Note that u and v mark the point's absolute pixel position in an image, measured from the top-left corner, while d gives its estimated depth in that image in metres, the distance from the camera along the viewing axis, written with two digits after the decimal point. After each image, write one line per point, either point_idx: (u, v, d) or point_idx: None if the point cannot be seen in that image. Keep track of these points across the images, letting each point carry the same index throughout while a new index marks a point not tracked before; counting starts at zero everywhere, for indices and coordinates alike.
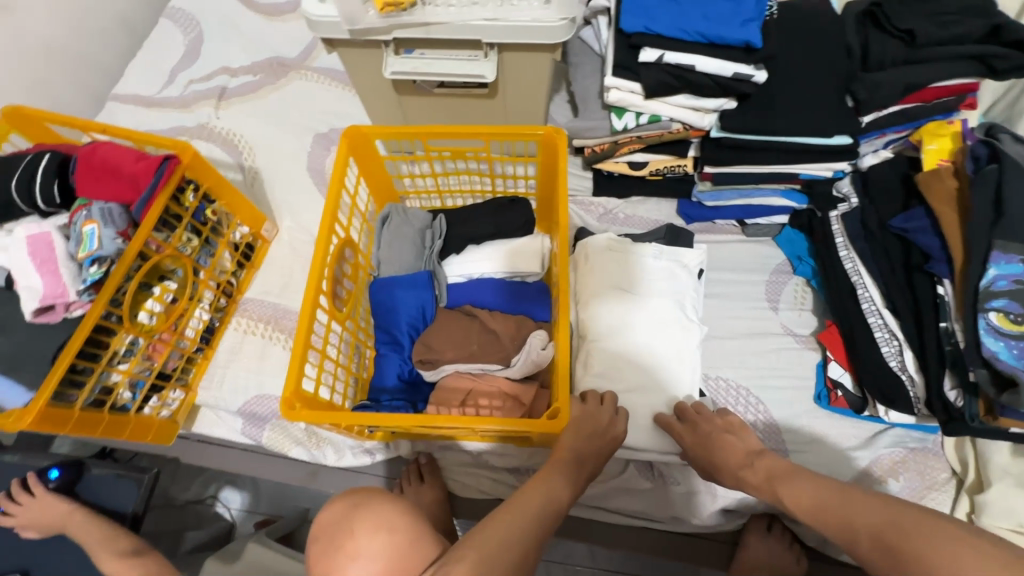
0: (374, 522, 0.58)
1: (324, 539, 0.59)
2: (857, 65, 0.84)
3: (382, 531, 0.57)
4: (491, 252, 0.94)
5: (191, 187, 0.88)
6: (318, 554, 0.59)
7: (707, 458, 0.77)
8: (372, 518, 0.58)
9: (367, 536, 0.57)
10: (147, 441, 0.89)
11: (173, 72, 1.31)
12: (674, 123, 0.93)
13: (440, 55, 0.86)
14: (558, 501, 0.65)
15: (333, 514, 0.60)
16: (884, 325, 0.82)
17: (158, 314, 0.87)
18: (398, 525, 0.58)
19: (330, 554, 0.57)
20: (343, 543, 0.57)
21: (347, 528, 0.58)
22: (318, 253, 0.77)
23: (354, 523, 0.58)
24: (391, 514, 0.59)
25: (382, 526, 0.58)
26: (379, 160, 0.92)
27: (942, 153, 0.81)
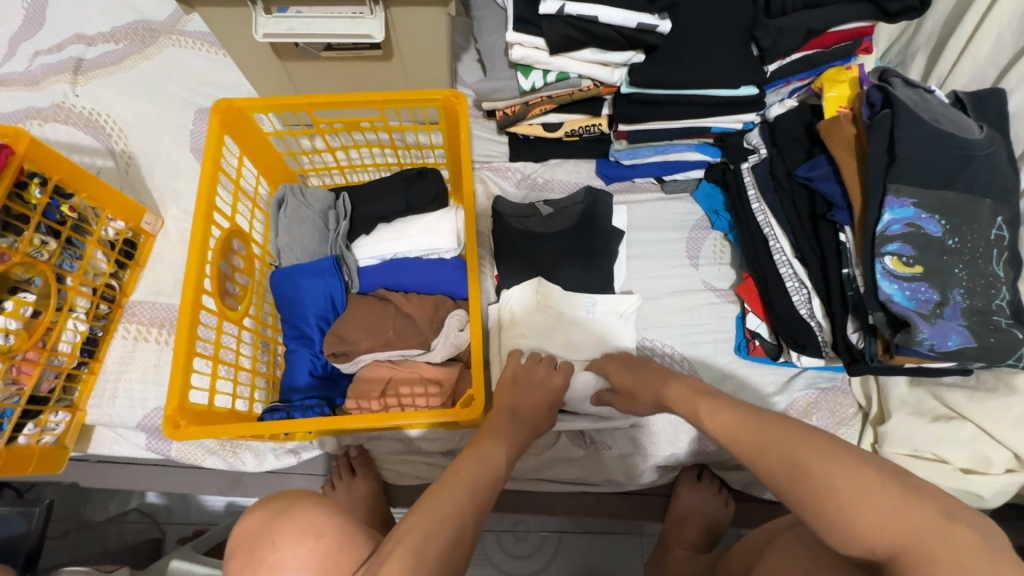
0: (300, 529, 0.52)
1: (241, 551, 0.53)
2: (761, 11, 0.82)
3: (309, 539, 0.51)
4: (403, 229, 0.86)
5: (35, 181, 0.76)
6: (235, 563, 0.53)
7: (633, 382, 0.76)
8: (297, 527, 0.52)
9: (292, 547, 0.51)
10: (27, 471, 0.79)
11: (14, 43, 1.12)
12: (584, 80, 0.89)
13: (319, 12, 0.76)
14: (499, 461, 0.62)
15: (252, 524, 0.54)
16: (795, 274, 0.84)
17: (16, 332, 0.76)
18: (326, 529, 0.53)
19: (249, 565, 0.51)
20: (264, 556, 0.51)
21: (268, 535, 0.52)
22: (194, 249, 0.70)
23: (275, 532, 0.52)
24: (319, 519, 0.53)
25: (308, 532, 0.52)
26: (264, 137, 0.82)
27: (842, 100, 0.81)
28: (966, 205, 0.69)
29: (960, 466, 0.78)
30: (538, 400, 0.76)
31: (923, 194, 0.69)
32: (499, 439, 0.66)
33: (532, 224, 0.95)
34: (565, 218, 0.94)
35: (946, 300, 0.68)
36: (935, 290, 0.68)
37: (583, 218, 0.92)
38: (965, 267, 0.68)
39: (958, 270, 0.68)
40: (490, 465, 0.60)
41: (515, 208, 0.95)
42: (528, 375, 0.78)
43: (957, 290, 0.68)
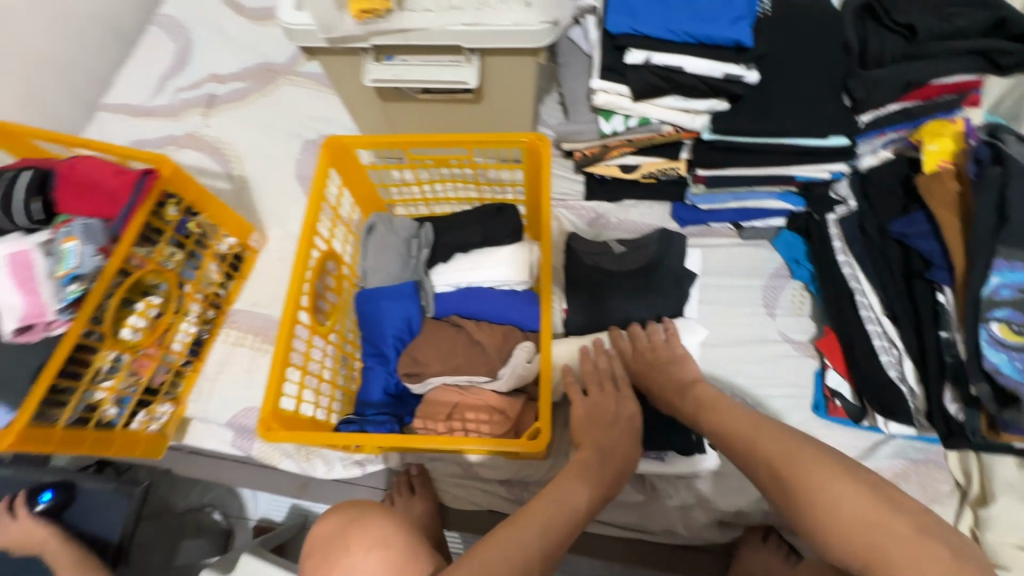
0: (368, 537, 0.59)
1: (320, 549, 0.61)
2: (855, 62, 0.81)
3: (378, 547, 0.58)
4: (479, 260, 0.90)
5: (173, 200, 0.88)
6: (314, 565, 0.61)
7: (653, 383, 0.81)
8: (368, 533, 0.59)
9: (363, 551, 0.58)
10: (135, 456, 0.88)
11: (162, 80, 1.30)
12: (665, 126, 0.91)
13: (422, 61, 0.84)
14: (576, 504, 0.62)
15: (331, 527, 0.62)
16: (884, 333, 0.79)
17: (143, 329, 0.86)
18: (393, 541, 0.58)
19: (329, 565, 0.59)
20: (339, 558, 0.58)
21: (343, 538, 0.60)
22: (296, 268, 0.76)
23: (350, 537, 0.60)
24: (387, 528, 0.60)
25: (378, 540, 0.59)
26: (362, 170, 0.89)
27: (944, 154, 0.76)
28: None
29: None
30: (615, 429, 0.77)
31: None
32: (579, 478, 0.66)
33: (604, 262, 0.96)
34: (636, 258, 0.94)
35: None
36: None
37: (655, 261, 0.93)
38: None
39: None
40: (568, 508, 0.61)
41: (587, 246, 0.98)
42: (597, 408, 0.80)
43: None
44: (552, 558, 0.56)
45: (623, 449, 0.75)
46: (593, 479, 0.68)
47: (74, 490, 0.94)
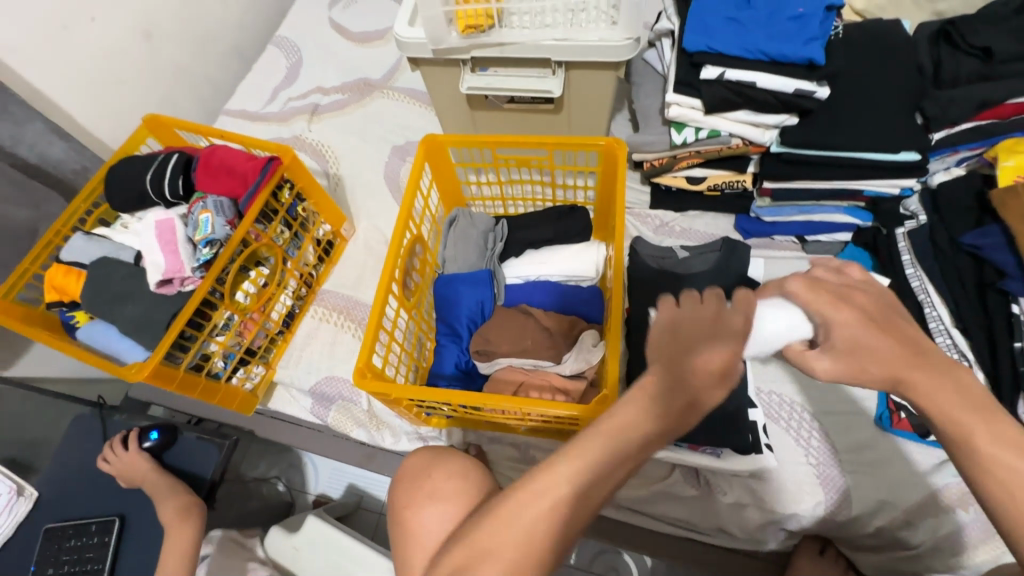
0: (450, 470, 0.70)
1: (408, 482, 0.71)
2: (928, 83, 0.85)
3: (456, 477, 0.69)
4: (548, 256, 1.01)
5: (287, 185, 0.99)
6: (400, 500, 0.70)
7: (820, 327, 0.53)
8: (447, 468, 0.70)
9: (443, 479, 0.69)
10: (233, 408, 0.99)
11: (275, 91, 1.48)
12: (734, 139, 0.96)
13: (512, 72, 0.94)
14: (628, 439, 0.49)
15: (415, 462, 0.74)
16: (954, 344, 0.79)
17: (252, 294, 0.98)
18: (468, 474, 0.69)
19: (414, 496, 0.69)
20: (423, 484, 0.69)
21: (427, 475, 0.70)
22: (392, 245, 0.85)
23: (432, 469, 0.71)
24: (461, 466, 0.71)
25: (455, 474, 0.70)
26: (451, 167, 0.99)
27: (1021, 170, 0.77)
28: None
29: None
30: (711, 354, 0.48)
31: None
32: (639, 414, 0.50)
33: (667, 265, 1.02)
34: (700, 263, 1.00)
35: None
36: None
37: (718, 266, 0.97)
38: None
39: None
40: (616, 446, 0.49)
41: (653, 249, 1.04)
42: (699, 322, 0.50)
43: None
44: (592, 501, 0.50)
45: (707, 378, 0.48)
46: (659, 411, 0.49)
47: (179, 438, 1.07)
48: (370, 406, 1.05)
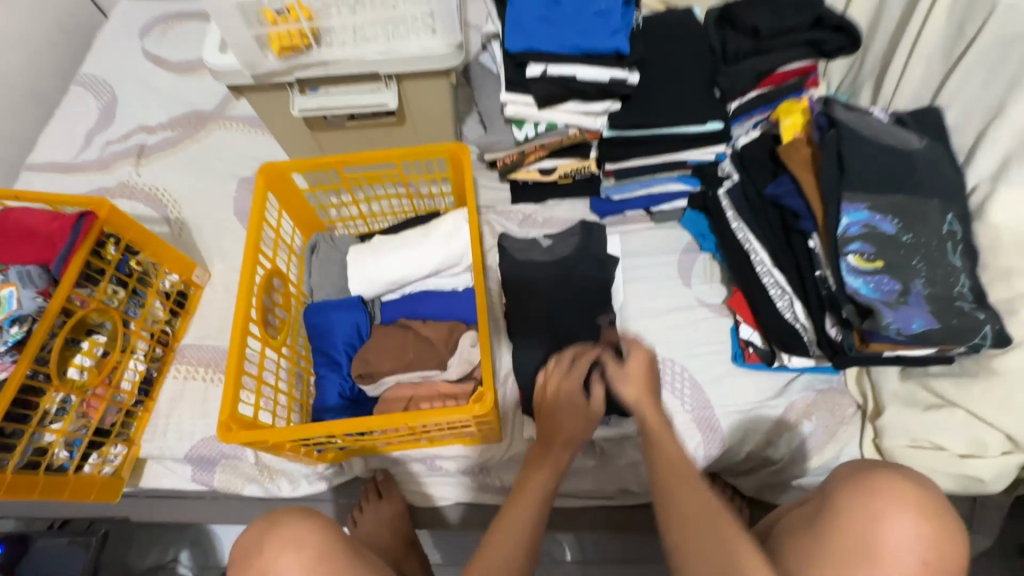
0: (285, 538, 0.65)
1: (240, 566, 0.66)
2: (719, 60, 0.96)
3: (290, 550, 0.64)
4: (405, 263, 0.95)
5: (111, 240, 0.89)
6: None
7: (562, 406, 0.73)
8: (283, 537, 0.65)
9: (281, 551, 0.64)
10: (89, 500, 0.87)
11: (89, 136, 1.31)
12: (570, 129, 1.02)
13: (344, 89, 0.92)
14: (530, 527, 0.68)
15: (250, 537, 0.67)
16: (777, 282, 0.92)
17: (89, 368, 0.87)
18: (306, 541, 0.64)
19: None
20: (256, 557, 0.65)
21: (259, 551, 0.65)
22: (242, 284, 0.80)
23: (267, 539, 0.65)
24: (303, 529, 0.66)
25: (290, 543, 0.64)
26: (299, 192, 0.95)
27: (797, 127, 0.91)
28: (916, 205, 0.77)
29: (958, 452, 0.80)
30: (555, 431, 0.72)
31: (875, 198, 0.78)
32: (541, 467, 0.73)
33: (535, 256, 1.04)
34: (564, 248, 1.04)
35: (909, 289, 0.74)
36: (896, 280, 0.75)
37: (580, 250, 1.02)
38: (922, 259, 0.75)
39: (916, 262, 0.75)
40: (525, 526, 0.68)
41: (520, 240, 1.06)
42: (564, 394, 0.73)
43: (918, 280, 0.74)
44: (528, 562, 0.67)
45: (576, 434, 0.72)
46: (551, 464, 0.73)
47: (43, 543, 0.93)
48: (257, 457, 0.97)
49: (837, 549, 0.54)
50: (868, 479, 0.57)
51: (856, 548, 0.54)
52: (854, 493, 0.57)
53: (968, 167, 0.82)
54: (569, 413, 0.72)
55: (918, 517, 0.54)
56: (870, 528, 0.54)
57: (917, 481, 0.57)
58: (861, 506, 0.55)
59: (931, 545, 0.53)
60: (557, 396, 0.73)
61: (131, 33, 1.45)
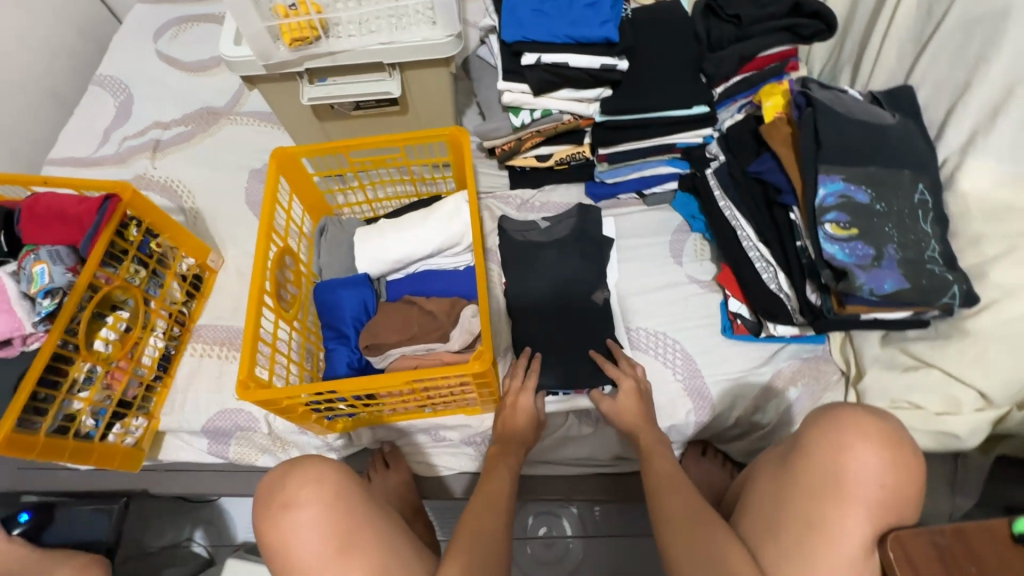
0: (304, 476, 0.72)
1: (262, 505, 0.72)
2: (704, 47, 1.02)
3: (310, 484, 0.71)
4: (408, 242, 1.00)
5: (134, 222, 0.95)
6: (261, 530, 0.70)
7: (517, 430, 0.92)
8: (303, 475, 0.72)
9: (301, 487, 0.71)
10: (113, 467, 0.93)
11: (107, 132, 1.38)
12: (565, 115, 1.08)
13: (351, 79, 0.98)
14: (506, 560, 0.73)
15: (272, 477, 0.74)
16: (762, 256, 0.97)
17: (114, 341, 0.93)
18: (325, 478, 0.72)
19: (275, 526, 0.70)
20: (277, 495, 0.71)
21: (283, 486, 0.72)
22: (258, 258, 0.86)
23: (288, 478, 0.72)
24: (321, 470, 0.73)
25: (310, 479, 0.72)
26: (309, 176, 1.02)
27: (778, 108, 0.95)
28: (887, 176, 0.83)
29: (934, 410, 0.84)
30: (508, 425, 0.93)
31: (849, 170, 0.83)
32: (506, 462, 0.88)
33: (533, 237, 1.10)
34: (562, 231, 1.09)
35: (882, 254, 0.79)
36: (870, 246, 0.80)
37: (578, 231, 1.07)
38: (894, 226, 0.81)
39: (888, 229, 0.80)
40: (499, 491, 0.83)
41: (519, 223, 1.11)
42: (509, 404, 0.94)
43: (890, 245, 0.80)
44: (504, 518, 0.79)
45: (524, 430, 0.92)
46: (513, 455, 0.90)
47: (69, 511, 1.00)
48: (270, 428, 1.01)
49: (806, 485, 0.62)
50: (834, 418, 0.63)
51: (823, 481, 0.60)
52: (821, 432, 0.63)
53: (939, 141, 0.86)
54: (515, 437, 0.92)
55: (877, 446, 0.60)
56: (835, 462, 0.60)
57: (876, 416, 0.63)
58: (827, 443, 0.61)
59: (890, 471, 0.59)
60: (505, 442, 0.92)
61: (145, 35, 1.52)
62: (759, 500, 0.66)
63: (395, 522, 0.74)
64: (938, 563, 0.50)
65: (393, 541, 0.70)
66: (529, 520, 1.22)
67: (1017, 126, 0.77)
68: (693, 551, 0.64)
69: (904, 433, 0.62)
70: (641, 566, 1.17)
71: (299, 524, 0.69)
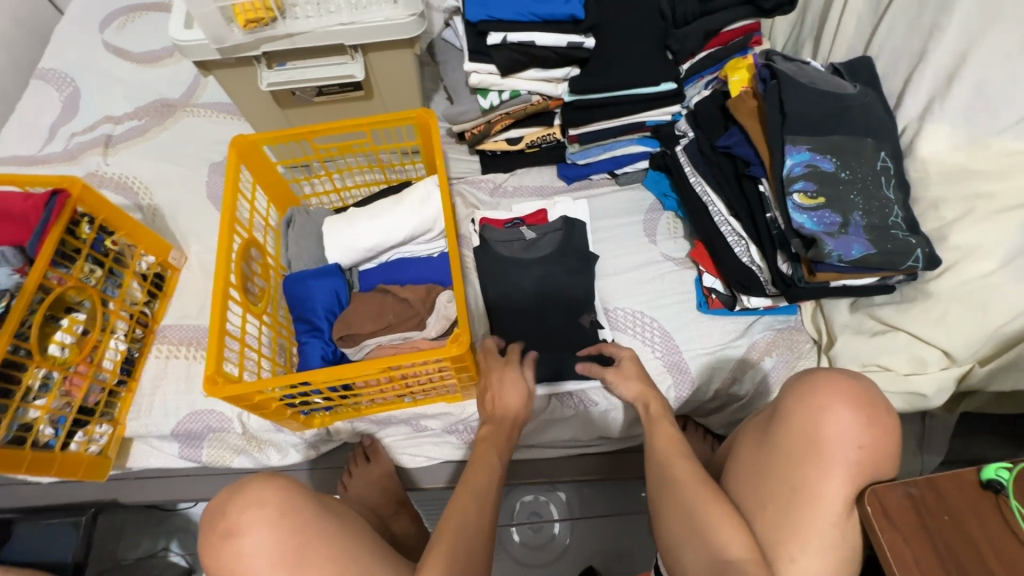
0: (245, 499, 0.69)
1: (206, 535, 0.69)
2: (669, 24, 1.00)
3: (252, 508, 0.68)
4: (379, 231, 0.98)
5: (85, 219, 0.90)
6: (208, 561, 0.68)
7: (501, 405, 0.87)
8: (244, 498, 0.69)
9: (243, 513, 0.68)
10: (77, 476, 0.89)
11: (53, 129, 1.31)
12: (534, 96, 1.07)
13: (311, 63, 0.95)
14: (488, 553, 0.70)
15: (213, 507, 0.71)
16: (734, 230, 0.98)
17: (70, 345, 0.88)
18: (267, 499, 0.69)
19: (220, 555, 0.67)
20: (219, 523, 0.68)
21: (224, 513, 0.69)
22: (221, 251, 0.83)
23: (228, 505, 0.69)
24: (263, 489, 0.70)
25: (253, 502, 0.69)
26: (272, 166, 0.98)
27: (744, 83, 0.97)
28: (851, 144, 0.84)
29: (903, 372, 0.87)
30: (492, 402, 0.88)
31: (814, 140, 0.84)
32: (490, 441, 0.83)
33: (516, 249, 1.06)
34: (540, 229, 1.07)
35: (848, 221, 0.81)
36: (837, 214, 0.82)
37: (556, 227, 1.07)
38: (859, 193, 0.82)
39: (854, 196, 0.82)
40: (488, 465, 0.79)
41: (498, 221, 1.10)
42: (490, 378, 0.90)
43: (856, 213, 0.82)
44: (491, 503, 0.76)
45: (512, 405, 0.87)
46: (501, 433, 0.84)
47: (33, 527, 0.94)
48: (244, 427, 0.98)
49: (787, 452, 0.62)
50: (808, 384, 0.64)
51: (802, 446, 0.61)
52: (796, 397, 0.63)
53: (899, 110, 0.88)
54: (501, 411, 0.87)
55: (852, 405, 0.61)
56: (812, 425, 0.61)
57: (848, 377, 0.64)
58: (804, 407, 0.62)
59: (866, 430, 0.59)
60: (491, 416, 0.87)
61: (89, 25, 1.43)
62: (744, 469, 0.67)
63: (350, 530, 0.72)
64: (912, 512, 0.52)
65: (350, 549, 0.69)
66: (515, 506, 1.21)
67: (972, 91, 0.79)
68: (686, 521, 0.64)
69: (876, 392, 0.63)
70: (628, 542, 1.18)
71: (245, 549, 0.67)
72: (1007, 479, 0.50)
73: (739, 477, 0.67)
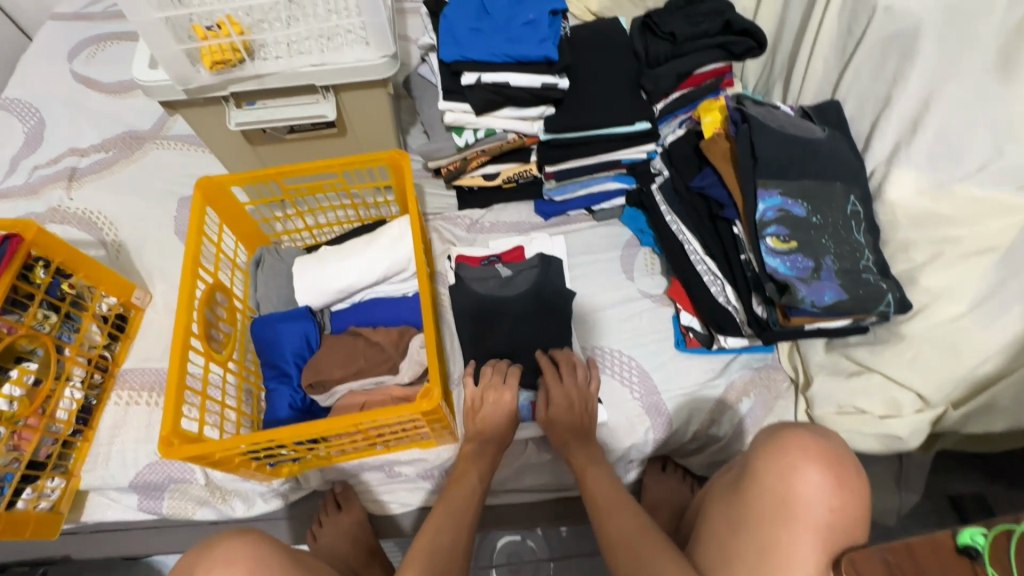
0: (213, 559, 0.64)
1: None
2: (643, 64, 1.03)
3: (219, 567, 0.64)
4: (350, 272, 0.95)
5: (39, 263, 0.87)
6: None
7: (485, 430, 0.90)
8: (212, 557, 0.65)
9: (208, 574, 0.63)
10: (24, 536, 0.84)
11: (16, 161, 1.27)
12: (509, 134, 1.06)
13: (281, 103, 0.93)
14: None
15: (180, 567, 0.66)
16: (710, 270, 0.98)
17: (19, 398, 0.84)
18: (235, 557, 0.65)
19: None
20: None
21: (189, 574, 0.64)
22: (183, 299, 0.80)
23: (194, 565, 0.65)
24: (234, 548, 0.65)
25: (220, 561, 0.64)
26: (240, 206, 0.96)
27: (716, 124, 0.96)
28: (821, 189, 0.85)
29: (879, 414, 0.87)
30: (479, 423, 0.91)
31: (785, 184, 0.85)
32: (474, 465, 0.88)
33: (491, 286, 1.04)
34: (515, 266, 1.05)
35: (820, 266, 0.82)
36: (809, 258, 0.82)
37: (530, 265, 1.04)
38: (830, 237, 0.83)
39: (825, 241, 0.83)
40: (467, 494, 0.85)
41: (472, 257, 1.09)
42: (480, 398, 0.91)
43: (828, 257, 0.82)
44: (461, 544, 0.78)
45: (502, 430, 0.90)
46: (483, 461, 0.90)
47: None
48: (207, 478, 0.93)
49: (761, 511, 0.61)
50: (779, 442, 0.64)
51: (773, 506, 0.60)
52: (767, 456, 0.63)
53: (867, 153, 0.89)
54: (486, 439, 0.90)
55: (821, 465, 0.61)
56: (784, 486, 0.61)
57: (817, 435, 0.64)
58: (777, 466, 0.62)
59: (836, 492, 0.59)
60: (475, 438, 0.90)
61: (57, 55, 1.40)
62: (714, 528, 0.65)
63: None
64: None
65: None
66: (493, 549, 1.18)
67: (936, 138, 0.80)
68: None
69: (844, 451, 0.63)
70: None
71: None
72: (982, 544, 0.46)
73: (701, 535, 0.68)
